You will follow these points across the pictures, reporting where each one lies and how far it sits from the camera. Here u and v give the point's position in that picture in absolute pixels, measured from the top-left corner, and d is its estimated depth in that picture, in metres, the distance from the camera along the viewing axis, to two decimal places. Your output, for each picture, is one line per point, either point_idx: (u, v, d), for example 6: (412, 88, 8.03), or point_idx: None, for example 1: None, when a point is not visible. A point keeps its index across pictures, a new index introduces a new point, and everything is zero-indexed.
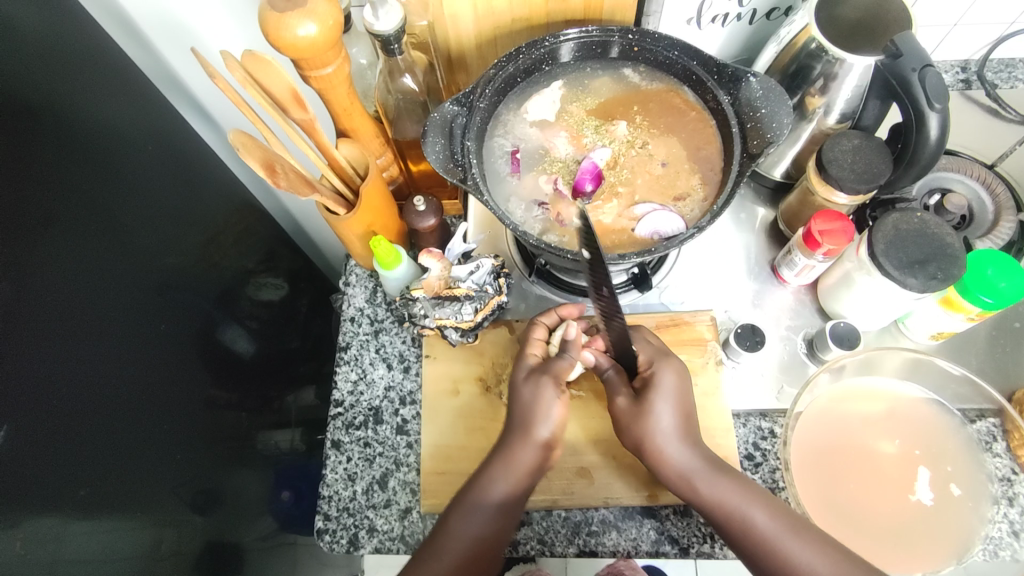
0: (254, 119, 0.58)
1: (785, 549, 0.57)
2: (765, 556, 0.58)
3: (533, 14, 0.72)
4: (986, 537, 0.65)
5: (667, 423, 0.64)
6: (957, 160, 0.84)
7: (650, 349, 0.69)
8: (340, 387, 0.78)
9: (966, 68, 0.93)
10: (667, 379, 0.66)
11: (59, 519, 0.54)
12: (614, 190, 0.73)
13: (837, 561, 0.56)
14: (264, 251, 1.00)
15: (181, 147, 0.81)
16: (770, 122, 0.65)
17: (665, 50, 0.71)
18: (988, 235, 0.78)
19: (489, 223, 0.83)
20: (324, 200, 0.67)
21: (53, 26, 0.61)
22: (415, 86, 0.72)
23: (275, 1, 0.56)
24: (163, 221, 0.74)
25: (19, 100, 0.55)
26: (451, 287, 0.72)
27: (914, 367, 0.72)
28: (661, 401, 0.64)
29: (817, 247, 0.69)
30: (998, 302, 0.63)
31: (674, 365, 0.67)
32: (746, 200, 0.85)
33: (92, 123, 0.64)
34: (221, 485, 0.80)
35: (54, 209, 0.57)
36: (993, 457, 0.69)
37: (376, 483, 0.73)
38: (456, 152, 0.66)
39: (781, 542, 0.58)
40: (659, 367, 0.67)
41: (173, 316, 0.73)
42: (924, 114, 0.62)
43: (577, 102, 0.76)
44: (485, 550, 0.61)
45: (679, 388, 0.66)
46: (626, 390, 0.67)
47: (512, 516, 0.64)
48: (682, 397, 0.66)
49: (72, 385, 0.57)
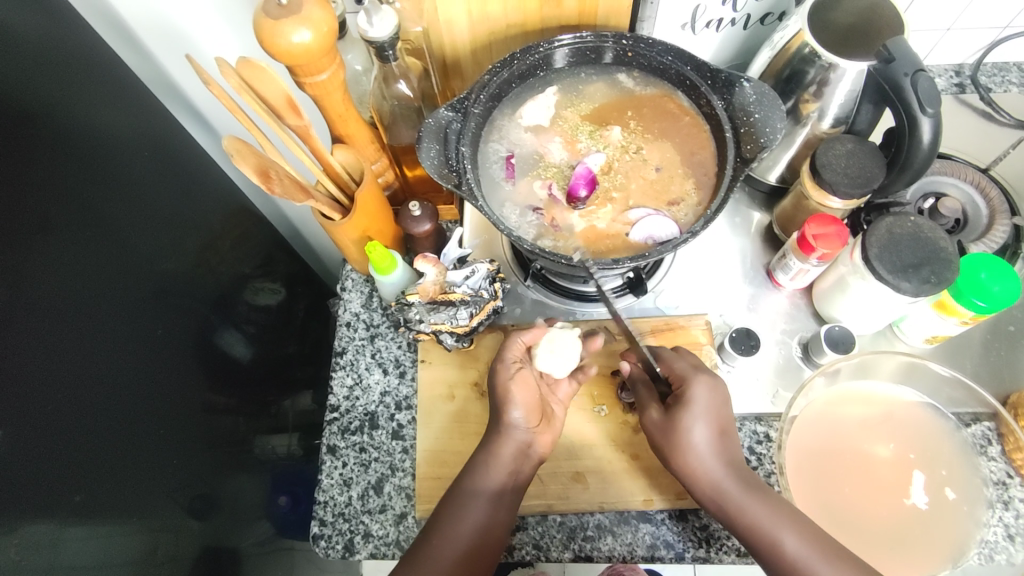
0: (249, 125, 0.58)
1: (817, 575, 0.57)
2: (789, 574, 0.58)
3: (527, 19, 0.72)
4: (982, 540, 0.65)
5: (700, 438, 0.64)
6: (952, 163, 0.84)
7: (683, 364, 0.68)
8: (336, 392, 0.78)
9: (960, 72, 0.94)
10: (701, 392, 0.65)
11: (54, 525, 0.54)
12: (609, 195, 0.73)
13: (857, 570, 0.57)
14: (261, 255, 1.00)
15: (177, 152, 0.81)
16: (763, 126, 0.65)
17: (659, 56, 0.72)
18: (982, 239, 0.78)
19: (485, 227, 0.83)
20: (319, 206, 0.68)
21: (49, 32, 0.61)
22: (410, 91, 0.72)
23: (270, 8, 0.57)
24: (160, 225, 0.74)
25: (17, 106, 0.55)
26: (446, 292, 0.73)
27: (909, 370, 0.71)
28: (694, 416, 0.64)
29: (810, 251, 0.70)
30: (991, 306, 0.63)
31: (706, 380, 0.66)
32: (741, 204, 0.85)
33: (88, 128, 0.64)
34: (218, 490, 0.80)
35: (50, 214, 0.57)
36: (988, 461, 0.69)
37: (372, 488, 0.73)
38: (451, 158, 0.66)
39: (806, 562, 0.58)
40: (693, 382, 0.66)
41: (170, 321, 0.73)
42: (917, 120, 0.63)
43: (572, 108, 0.77)
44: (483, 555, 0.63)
45: (712, 401, 0.65)
46: (658, 404, 0.67)
47: (507, 508, 0.65)
48: (716, 410, 0.65)
49: (68, 390, 0.57)
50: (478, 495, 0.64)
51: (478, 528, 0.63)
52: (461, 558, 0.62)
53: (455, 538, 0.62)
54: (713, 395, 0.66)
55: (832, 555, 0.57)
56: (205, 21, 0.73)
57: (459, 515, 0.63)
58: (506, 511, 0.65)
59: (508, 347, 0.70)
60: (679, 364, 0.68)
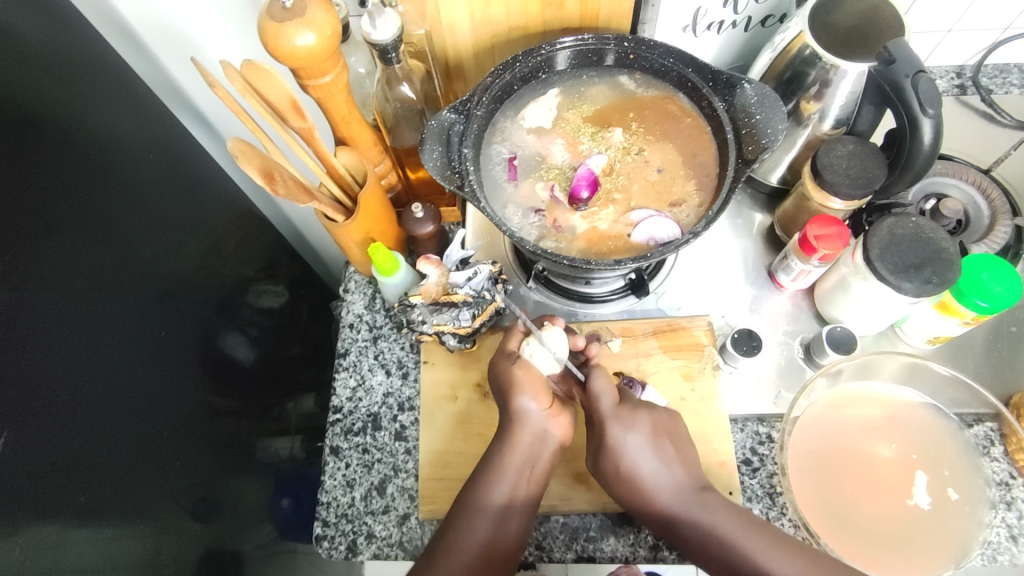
0: (253, 127, 0.58)
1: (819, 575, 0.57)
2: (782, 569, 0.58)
3: (530, 22, 0.72)
4: (985, 541, 0.65)
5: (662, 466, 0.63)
6: (953, 165, 0.84)
7: (606, 406, 0.67)
8: (339, 393, 0.79)
9: (961, 74, 0.93)
10: (632, 440, 0.65)
11: (57, 526, 0.54)
12: (610, 197, 0.73)
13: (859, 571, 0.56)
14: (263, 258, 1.00)
15: (180, 154, 0.81)
16: (765, 127, 0.65)
17: (660, 58, 0.72)
18: (983, 240, 0.79)
19: (488, 229, 0.84)
20: (322, 208, 0.68)
21: (55, 36, 0.62)
22: (413, 94, 0.73)
23: (274, 12, 0.57)
24: (163, 228, 0.75)
25: (21, 109, 0.56)
26: (449, 293, 0.73)
27: (912, 371, 0.72)
28: None
29: (812, 252, 0.70)
30: (993, 306, 0.63)
31: (646, 423, 0.67)
32: (743, 205, 0.85)
33: (93, 131, 0.65)
34: (222, 492, 0.80)
35: (54, 217, 0.58)
36: (991, 461, 0.69)
37: (375, 489, 0.73)
38: (453, 159, 0.66)
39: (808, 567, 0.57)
40: (608, 424, 0.66)
41: (173, 323, 0.73)
42: (918, 121, 0.63)
43: (573, 109, 0.77)
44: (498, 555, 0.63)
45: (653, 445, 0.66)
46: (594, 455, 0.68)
47: (518, 516, 0.65)
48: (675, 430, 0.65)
49: (71, 391, 0.57)
50: (495, 501, 0.64)
51: (492, 532, 0.63)
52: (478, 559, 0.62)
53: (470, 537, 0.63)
54: (640, 432, 0.66)
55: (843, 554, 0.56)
56: (209, 24, 0.74)
57: (474, 520, 0.63)
58: (518, 518, 0.65)
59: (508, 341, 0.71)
60: (600, 402, 0.67)
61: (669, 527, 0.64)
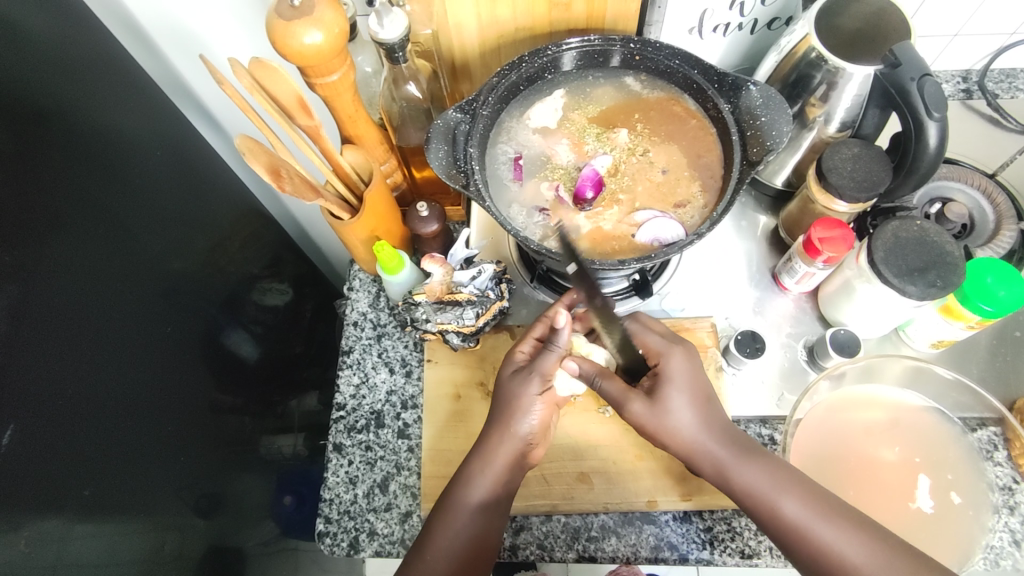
0: (260, 124, 0.59)
1: (820, 537, 0.55)
2: (797, 544, 0.56)
3: (536, 23, 0.72)
4: (988, 546, 0.65)
5: (689, 416, 0.62)
6: (959, 169, 0.85)
7: (656, 340, 0.66)
8: (343, 391, 0.79)
9: (967, 78, 0.93)
10: (678, 371, 0.64)
11: (63, 520, 0.54)
12: (615, 197, 0.73)
13: (875, 549, 0.53)
14: (269, 255, 1.01)
15: (187, 151, 0.82)
16: (769, 130, 0.65)
17: (666, 59, 0.72)
18: (989, 244, 0.78)
19: (491, 229, 0.84)
20: (328, 205, 0.68)
21: (65, 33, 0.62)
22: (420, 94, 0.73)
23: (283, 10, 0.58)
24: (168, 224, 0.75)
25: (31, 106, 0.56)
26: (453, 292, 0.73)
27: (916, 374, 0.72)
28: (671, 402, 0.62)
29: (817, 254, 0.69)
30: (998, 310, 0.63)
31: (679, 353, 0.65)
32: (747, 207, 0.85)
33: (99, 127, 0.65)
34: (224, 489, 0.80)
35: (63, 213, 0.58)
36: (994, 466, 0.69)
37: (377, 487, 0.74)
38: (459, 158, 0.67)
39: (806, 523, 0.56)
40: (666, 355, 0.65)
41: (178, 319, 0.74)
42: (923, 124, 0.63)
43: (579, 110, 0.77)
44: (477, 550, 0.61)
45: (688, 370, 0.64)
46: (637, 393, 0.64)
47: (501, 513, 0.64)
48: (696, 382, 0.64)
49: (77, 387, 0.57)
50: (471, 498, 0.62)
51: (478, 526, 0.62)
52: (460, 558, 0.60)
53: (452, 535, 0.61)
54: (672, 378, 0.63)
55: (870, 533, 0.54)
56: (216, 21, 0.74)
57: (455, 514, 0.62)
58: (501, 511, 0.64)
59: (543, 361, 0.65)
60: (650, 340, 0.66)
61: (696, 447, 0.62)
